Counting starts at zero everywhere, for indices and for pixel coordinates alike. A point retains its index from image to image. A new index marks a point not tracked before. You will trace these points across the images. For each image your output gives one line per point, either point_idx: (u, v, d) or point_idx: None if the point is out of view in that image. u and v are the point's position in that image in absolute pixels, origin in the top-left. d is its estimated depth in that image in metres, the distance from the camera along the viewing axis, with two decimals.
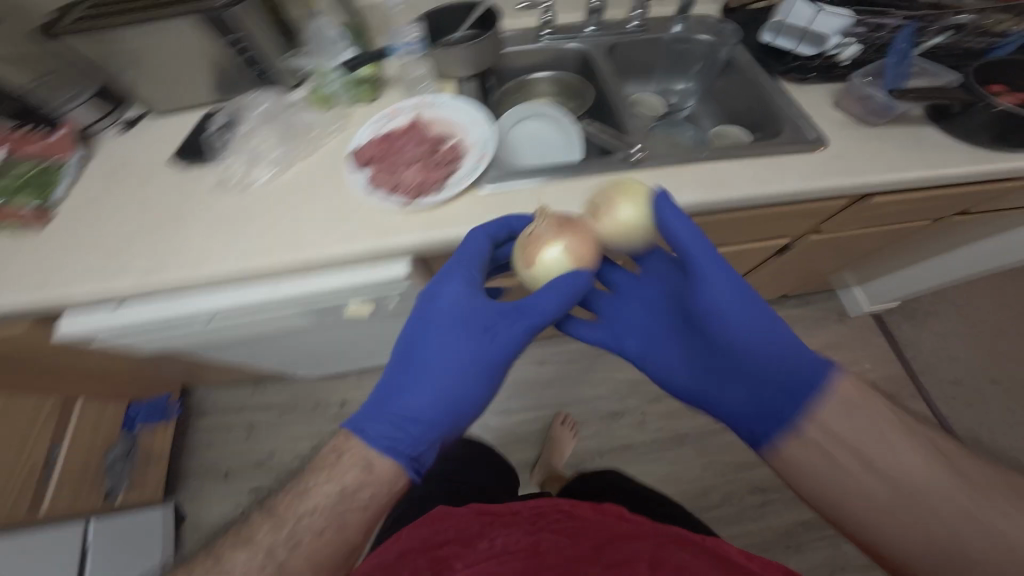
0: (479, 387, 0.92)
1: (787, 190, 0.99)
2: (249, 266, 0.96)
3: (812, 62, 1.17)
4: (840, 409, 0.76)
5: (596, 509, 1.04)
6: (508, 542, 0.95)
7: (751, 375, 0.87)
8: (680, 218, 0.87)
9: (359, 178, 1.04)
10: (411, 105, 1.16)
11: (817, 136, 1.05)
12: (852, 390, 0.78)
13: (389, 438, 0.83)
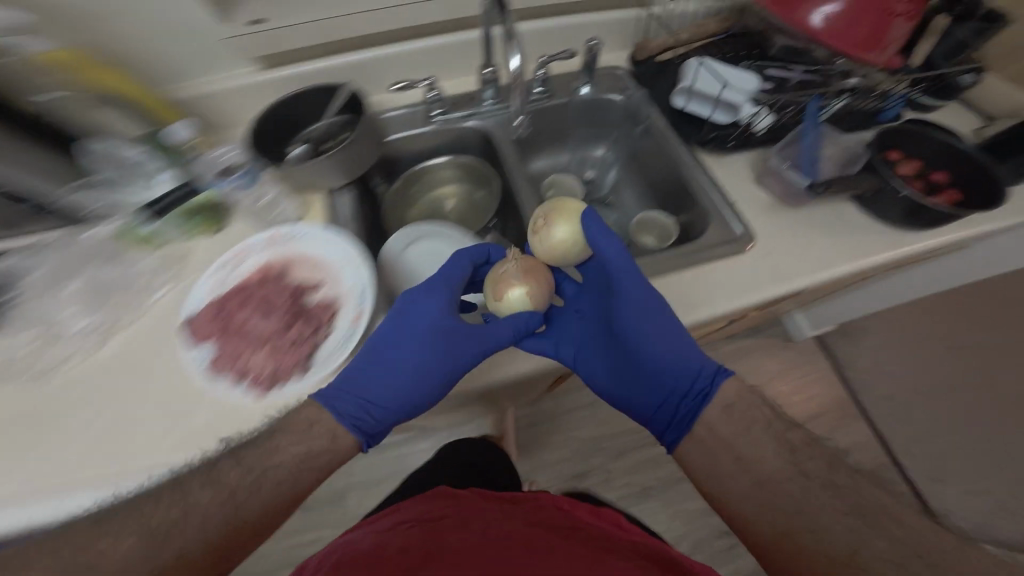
0: (440, 379, 0.62)
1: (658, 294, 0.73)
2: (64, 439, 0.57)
3: (727, 133, 0.82)
4: (723, 411, 0.63)
5: (563, 511, 0.65)
6: (500, 530, 0.55)
7: (644, 376, 0.70)
8: (609, 235, 0.70)
9: (193, 356, 0.60)
10: (264, 238, 0.67)
11: (744, 229, 0.76)
12: (734, 392, 0.64)
13: (356, 414, 0.58)
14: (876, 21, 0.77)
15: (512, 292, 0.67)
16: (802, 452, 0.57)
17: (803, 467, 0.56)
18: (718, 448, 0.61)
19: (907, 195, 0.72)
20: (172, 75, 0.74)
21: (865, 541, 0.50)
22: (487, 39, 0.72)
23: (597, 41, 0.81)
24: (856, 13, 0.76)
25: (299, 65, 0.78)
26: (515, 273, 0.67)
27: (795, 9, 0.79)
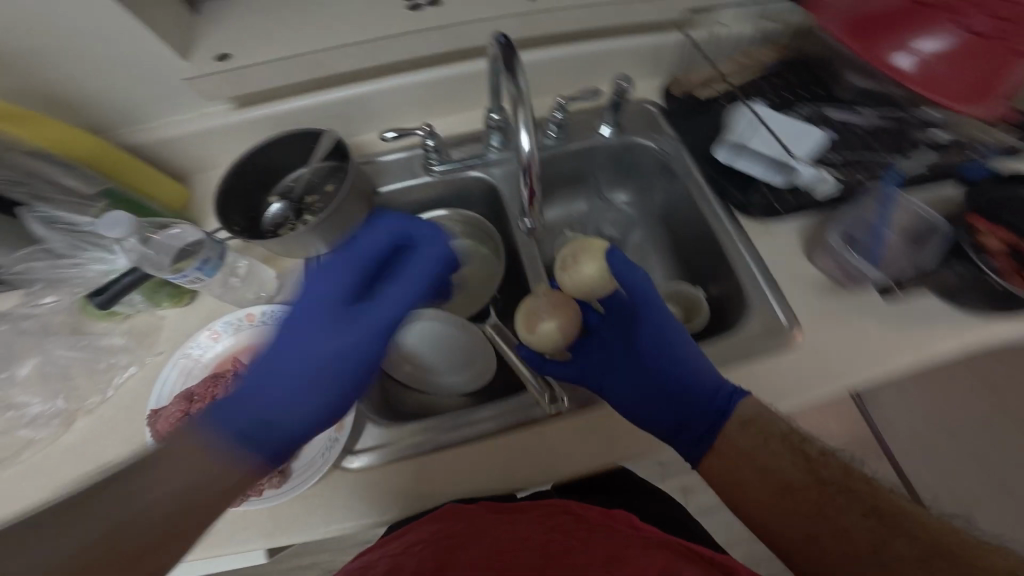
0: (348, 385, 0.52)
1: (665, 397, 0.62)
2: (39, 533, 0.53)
3: (777, 197, 0.70)
4: (742, 426, 0.55)
5: (568, 518, 0.55)
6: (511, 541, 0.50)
7: (670, 405, 0.61)
8: (631, 270, 0.66)
9: None
10: (235, 322, 0.61)
11: (790, 316, 0.64)
12: (751, 408, 0.56)
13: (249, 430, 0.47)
14: (991, 67, 0.51)
15: (547, 328, 0.63)
16: (820, 465, 0.51)
17: (821, 478, 0.50)
18: (739, 464, 0.55)
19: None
20: (136, 117, 0.65)
21: (888, 549, 0.45)
22: (495, 88, 0.63)
23: (627, 82, 0.68)
24: (961, 59, 0.51)
25: (280, 104, 0.69)
26: (545, 308, 0.64)
27: (874, 47, 0.54)
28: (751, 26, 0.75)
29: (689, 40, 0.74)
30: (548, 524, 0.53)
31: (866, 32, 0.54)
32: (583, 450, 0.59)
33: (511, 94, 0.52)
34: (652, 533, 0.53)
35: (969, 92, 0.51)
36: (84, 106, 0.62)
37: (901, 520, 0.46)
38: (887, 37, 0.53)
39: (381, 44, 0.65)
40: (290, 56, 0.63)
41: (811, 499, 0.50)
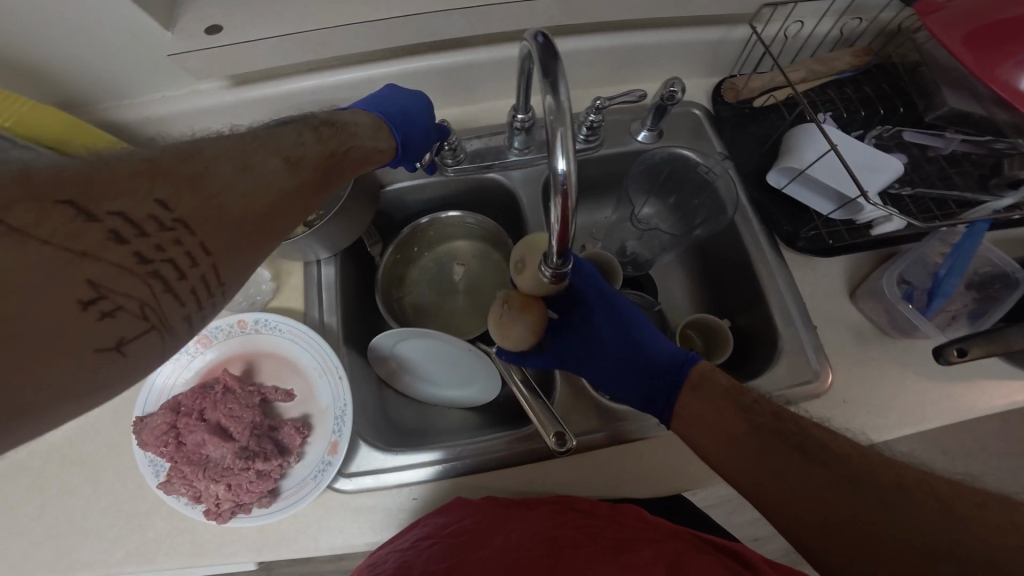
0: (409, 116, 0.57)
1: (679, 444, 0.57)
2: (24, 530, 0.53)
3: (831, 232, 0.61)
4: (695, 394, 0.52)
5: (573, 510, 0.51)
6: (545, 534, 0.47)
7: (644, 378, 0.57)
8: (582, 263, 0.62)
9: (150, 462, 0.53)
10: (226, 328, 0.58)
11: (822, 362, 0.58)
12: (699, 371, 0.53)
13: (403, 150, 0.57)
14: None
15: (516, 336, 0.54)
16: (756, 412, 0.48)
17: (757, 423, 0.47)
18: (699, 428, 0.50)
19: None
20: (124, 91, 0.59)
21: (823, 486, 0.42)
22: (526, 81, 0.51)
23: (679, 88, 0.58)
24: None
25: (284, 84, 0.62)
26: (508, 314, 0.53)
27: (985, 65, 0.48)
28: (834, 24, 0.64)
29: (750, 39, 0.65)
30: (561, 516, 0.50)
31: (985, 48, 0.48)
32: (588, 486, 0.56)
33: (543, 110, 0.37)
34: (673, 533, 0.50)
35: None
36: (70, 79, 0.56)
37: (833, 461, 0.42)
38: (1012, 49, 0.47)
39: (399, 25, 0.56)
40: (301, 34, 0.55)
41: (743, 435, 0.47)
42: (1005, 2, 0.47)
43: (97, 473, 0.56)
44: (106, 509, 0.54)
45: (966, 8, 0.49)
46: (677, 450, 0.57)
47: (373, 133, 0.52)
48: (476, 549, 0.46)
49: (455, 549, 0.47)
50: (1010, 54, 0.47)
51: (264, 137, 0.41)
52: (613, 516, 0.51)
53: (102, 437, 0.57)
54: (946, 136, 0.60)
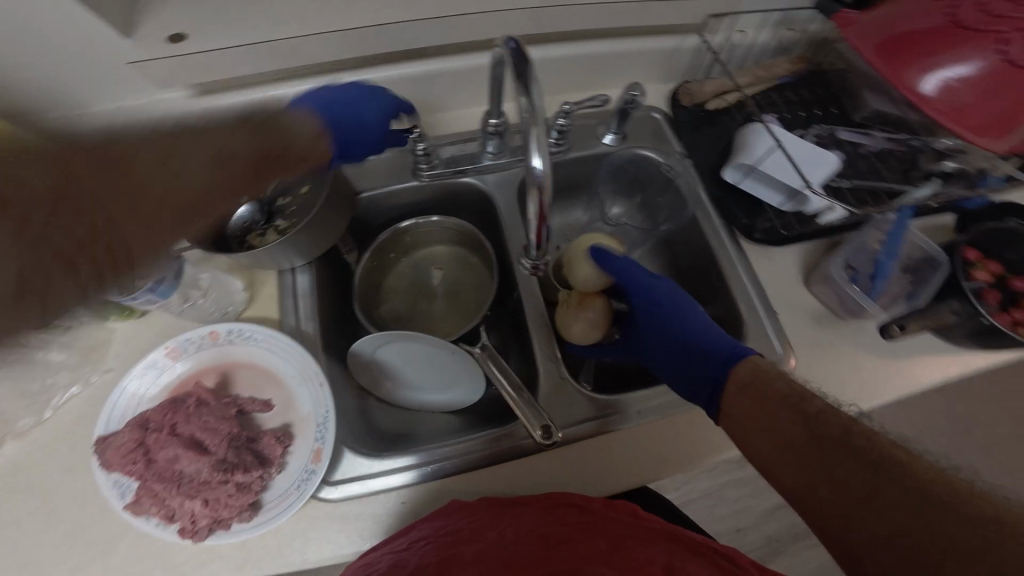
0: (359, 108, 0.59)
1: (659, 432, 0.59)
2: None
3: (784, 224, 0.66)
4: (738, 390, 0.53)
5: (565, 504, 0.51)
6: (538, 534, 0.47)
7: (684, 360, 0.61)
8: (614, 256, 0.68)
9: (113, 483, 0.50)
10: (196, 340, 0.57)
11: (785, 348, 0.62)
12: (747, 370, 0.54)
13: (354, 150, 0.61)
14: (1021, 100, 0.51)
15: (580, 329, 0.66)
16: (827, 433, 0.45)
17: (816, 432, 0.45)
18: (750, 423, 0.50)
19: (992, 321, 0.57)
20: (81, 100, 0.58)
21: (883, 498, 0.41)
22: (495, 89, 0.54)
23: (640, 92, 0.62)
24: (992, 85, 0.52)
25: (252, 93, 0.61)
26: (573, 310, 0.66)
27: (902, 69, 0.54)
28: (772, 33, 0.70)
29: (700, 49, 0.70)
30: (550, 509, 0.51)
31: (896, 53, 0.55)
32: (574, 477, 0.57)
33: (518, 111, 0.39)
34: (654, 525, 0.53)
35: (987, 124, 0.53)
36: (22, 88, 0.54)
37: (900, 474, 0.41)
38: (920, 54, 0.54)
39: (368, 33, 0.58)
40: (269, 42, 0.55)
41: (812, 454, 0.45)
42: (916, 14, 0.54)
43: (54, 500, 0.52)
44: (65, 538, 0.51)
45: (884, 18, 0.56)
46: (655, 435, 0.59)
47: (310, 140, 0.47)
48: (468, 547, 0.46)
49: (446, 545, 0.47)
50: (918, 58, 0.54)
51: (193, 131, 0.38)
52: (604, 508, 0.53)
53: (59, 463, 0.54)
54: (873, 134, 0.67)
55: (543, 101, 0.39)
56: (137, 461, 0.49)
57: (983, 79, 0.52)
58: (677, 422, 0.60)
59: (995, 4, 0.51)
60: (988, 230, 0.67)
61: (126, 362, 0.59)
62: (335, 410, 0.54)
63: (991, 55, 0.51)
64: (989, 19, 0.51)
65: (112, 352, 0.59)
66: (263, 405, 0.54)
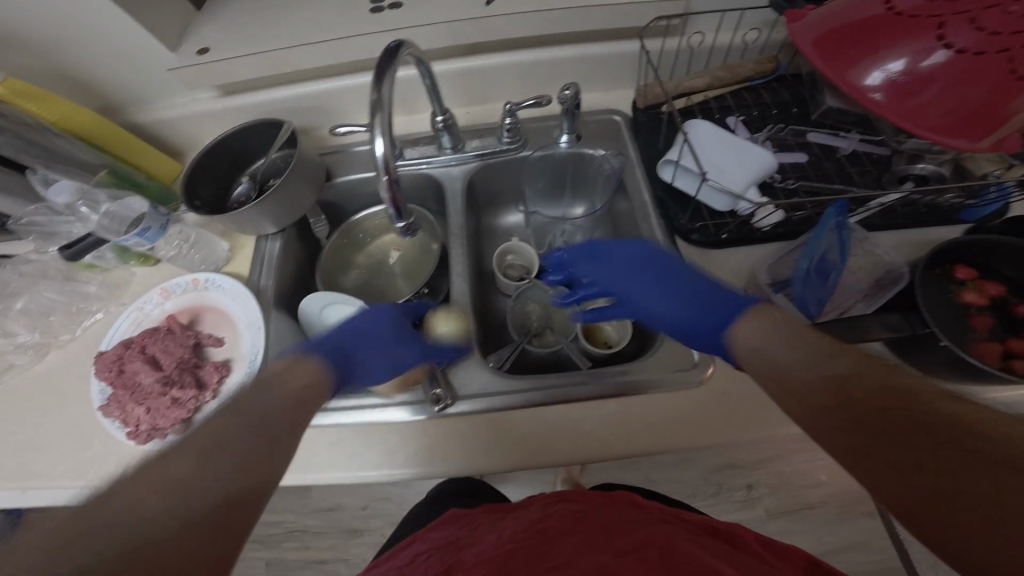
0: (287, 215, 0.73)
1: (555, 421, 0.60)
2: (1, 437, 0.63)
3: (717, 225, 0.63)
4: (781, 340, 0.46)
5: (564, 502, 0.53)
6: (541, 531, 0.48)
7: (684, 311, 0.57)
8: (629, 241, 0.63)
9: (100, 390, 0.64)
10: (184, 284, 0.69)
11: (704, 357, 0.61)
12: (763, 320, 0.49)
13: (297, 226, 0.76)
14: (991, 86, 0.45)
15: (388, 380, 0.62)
16: (860, 403, 0.38)
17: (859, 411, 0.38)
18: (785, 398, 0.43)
19: (948, 346, 0.50)
20: (138, 100, 0.75)
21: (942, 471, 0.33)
22: (432, 89, 0.61)
23: (575, 90, 0.66)
24: (943, 78, 0.46)
25: (259, 93, 0.75)
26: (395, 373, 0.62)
27: (840, 64, 0.50)
28: (735, 36, 0.70)
29: (663, 50, 0.71)
30: (549, 509, 0.52)
31: (835, 48, 0.51)
32: (461, 450, 0.59)
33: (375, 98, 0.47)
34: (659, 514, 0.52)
35: (955, 118, 0.47)
36: (101, 89, 0.72)
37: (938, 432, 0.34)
38: (859, 53, 0.49)
39: (336, 45, 0.67)
40: (259, 52, 0.67)
41: (850, 435, 0.37)
42: (856, 7, 0.50)
43: (61, 398, 0.66)
44: (58, 429, 0.64)
45: (822, 18, 0.52)
46: (549, 422, 0.59)
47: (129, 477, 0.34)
48: (471, 549, 0.48)
49: (449, 554, 0.49)
50: (859, 57, 0.49)
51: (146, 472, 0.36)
52: (600, 503, 0.53)
53: (73, 371, 0.68)
54: (845, 138, 0.65)
55: (392, 92, 0.47)
56: (112, 371, 0.62)
57: (937, 68, 0.46)
58: (611, 402, 0.60)
59: None
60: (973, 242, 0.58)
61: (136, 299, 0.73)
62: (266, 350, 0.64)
63: (938, 44, 0.45)
64: (929, 5, 0.46)
65: (131, 291, 0.74)
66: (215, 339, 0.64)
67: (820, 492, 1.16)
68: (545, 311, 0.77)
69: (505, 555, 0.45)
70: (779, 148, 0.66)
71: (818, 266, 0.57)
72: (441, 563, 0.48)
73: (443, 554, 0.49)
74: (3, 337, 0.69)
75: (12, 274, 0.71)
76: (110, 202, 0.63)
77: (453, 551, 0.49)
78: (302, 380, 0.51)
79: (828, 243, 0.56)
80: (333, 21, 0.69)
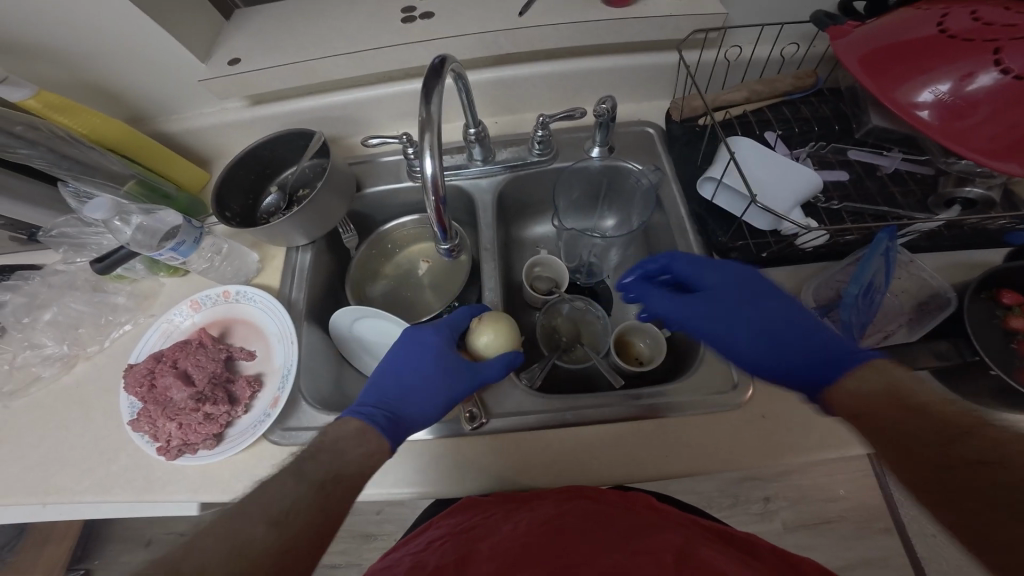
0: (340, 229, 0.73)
1: (590, 441, 0.59)
2: (33, 450, 0.63)
3: (760, 245, 0.62)
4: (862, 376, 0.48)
5: (583, 496, 0.52)
6: (556, 527, 0.46)
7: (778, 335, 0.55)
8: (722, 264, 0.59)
9: (129, 403, 0.63)
10: (214, 297, 0.69)
11: (742, 377, 0.60)
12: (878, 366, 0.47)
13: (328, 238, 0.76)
14: None
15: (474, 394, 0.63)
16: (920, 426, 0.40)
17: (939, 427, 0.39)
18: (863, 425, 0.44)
19: (997, 375, 0.50)
20: (167, 109, 0.74)
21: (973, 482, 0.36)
22: (467, 103, 0.60)
23: (610, 104, 0.65)
24: (994, 101, 0.45)
25: (288, 103, 0.74)
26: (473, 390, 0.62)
27: (885, 83, 0.50)
28: (774, 49, 0.68)
29: (700, 62, 0.70)
30: (563, 507, 0.50)
31: (885, 65, 0.50)
32: (494, 469, 0.58)
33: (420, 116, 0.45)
34: (676, 519, 0.51)
35: (1001, 143, 0.46)
36: (130, 99, 0.72)
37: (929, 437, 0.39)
38: (906, 71, 0.49)
39: (368, 56, 0.66)
40: (289, 63, 0.66)
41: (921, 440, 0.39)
42: (909, 25, 0.49)
43: (91, 411, 0.66)
44: (88, 442, 0.63)
45: (871, 34, 0.52)
46: (583, 444, 0.59)
47: (356, 442, 0.52)
48: (483, 540, 0.47)
49: (463, 544, 0.48)
50: (907, 76, 0.49)
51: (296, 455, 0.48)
52: (612, 503, 0.51)
53: (101, 383, 0.68)
54: (888, 156, 0.64)
55: (441, 109, 0.45)
56: (142, 386, 0.61)
57: (988, 91, 0.45)
58: (646, 424, 0.59)
59: (987, 11, 0.45)
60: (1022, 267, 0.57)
61: (164, 310, 0.72)
62: (297, 365, 0.63)
63: (991, 66, 0.44)
64: (980, 28, 0.45)
65: (161, 302, 0.73)
66: (246, 354, 0.64)
67: (838, 506, 1.15)
68: (575, 326, 0.77)
69: (513, 548, 0.44)
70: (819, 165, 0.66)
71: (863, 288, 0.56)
72: (453, 553, 0.46)
73: (458, 543, 0.48)
74: (30, 348, 0.69)
75: (39, 285, 0.71)
76: (144, 216, 0.62)
77: (466, 537, 0.48)
78: (368, 449, 0.52)
79: (874, 264, 0.55)
80: (366, 31, 0.68)
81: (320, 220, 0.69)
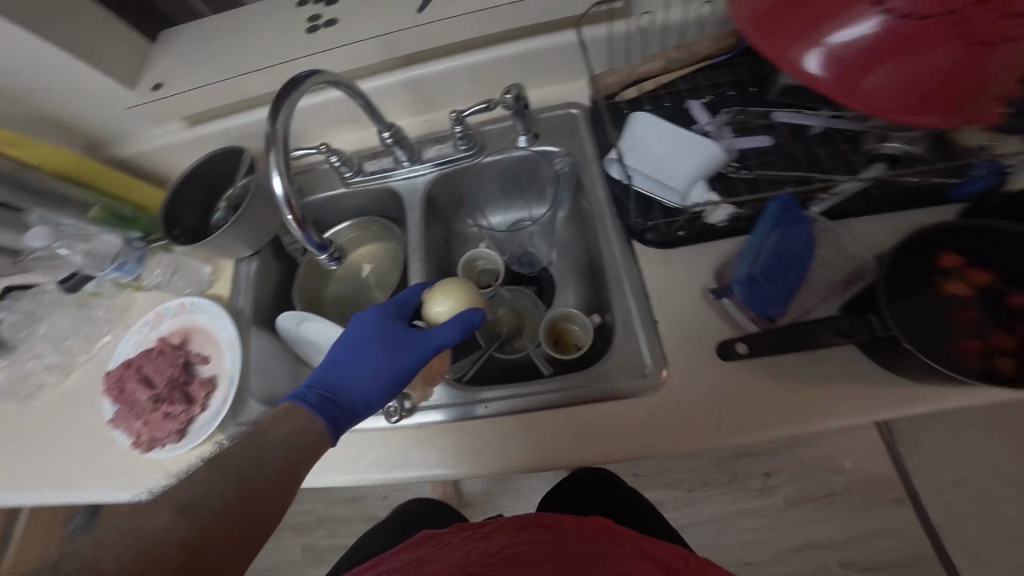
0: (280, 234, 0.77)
1: (506, 430, 0.62)
2: (41, 447, 0.74)
3: (669, 224, 0.63)
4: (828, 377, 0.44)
5: (536, 527, 0.52)
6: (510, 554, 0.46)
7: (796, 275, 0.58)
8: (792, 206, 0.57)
9: (110, 405, 0.72)
10: (174, 307, 0.76)
11: (656, 361, 0.60)
12: None
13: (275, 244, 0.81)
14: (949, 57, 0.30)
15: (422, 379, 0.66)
16: None
17: None
18: None
19: (911, 349, 0.48)
20: (119, 136, 0.80)
21: None
22: (366, 108, 0.62)
23: (515, 92, 0.64)
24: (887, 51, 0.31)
25: (224, 120, 0.78)
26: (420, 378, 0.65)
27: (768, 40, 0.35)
28: (689, 12, 0.64)
29: (613, 34, 0.67)
30: (519, 537, 0.50)
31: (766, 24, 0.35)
32: (421, 456, 0.63)
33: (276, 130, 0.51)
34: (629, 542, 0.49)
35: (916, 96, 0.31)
36: (85, 130, 0.78)
37: None
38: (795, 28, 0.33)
39: (279, 66, 0.68)
40: (211, 82, 0.70)
41: None
42: None
43: (86, 412, 0.75)
44: (83, 439, 0.73)
45: None
46: (499, 434, 0.62)
47: (280, 426, 0.56)
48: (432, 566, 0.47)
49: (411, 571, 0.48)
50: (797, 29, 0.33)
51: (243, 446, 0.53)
52: (569, 534, 0.50)
53: (92, 387, 0.77)
54: (813, 115, 0.60)
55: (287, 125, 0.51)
56: (116, 391, 0.69)
57: (885, 37, 0.30)
58: (558, 413, 0.61)
59: None
60: (961, 229, 0.53)
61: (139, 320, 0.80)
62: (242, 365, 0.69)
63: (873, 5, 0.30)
64: None
65: (134, 315, 0.81)
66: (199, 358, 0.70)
67: (843, 479, 1.10)
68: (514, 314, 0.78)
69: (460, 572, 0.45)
70: (740, 132, 0.63)
71: (777, 262, 0.58)
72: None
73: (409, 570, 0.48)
74: (32, 359, 0.79)
75: (31, 305, 0.81)
76: (87, 244, 0.72)
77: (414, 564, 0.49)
78: (296, 427, 0.56)
79: (787, 236, 0.58)
80: (278, 41, 0.70)
81: (258, 229, 0.74)
